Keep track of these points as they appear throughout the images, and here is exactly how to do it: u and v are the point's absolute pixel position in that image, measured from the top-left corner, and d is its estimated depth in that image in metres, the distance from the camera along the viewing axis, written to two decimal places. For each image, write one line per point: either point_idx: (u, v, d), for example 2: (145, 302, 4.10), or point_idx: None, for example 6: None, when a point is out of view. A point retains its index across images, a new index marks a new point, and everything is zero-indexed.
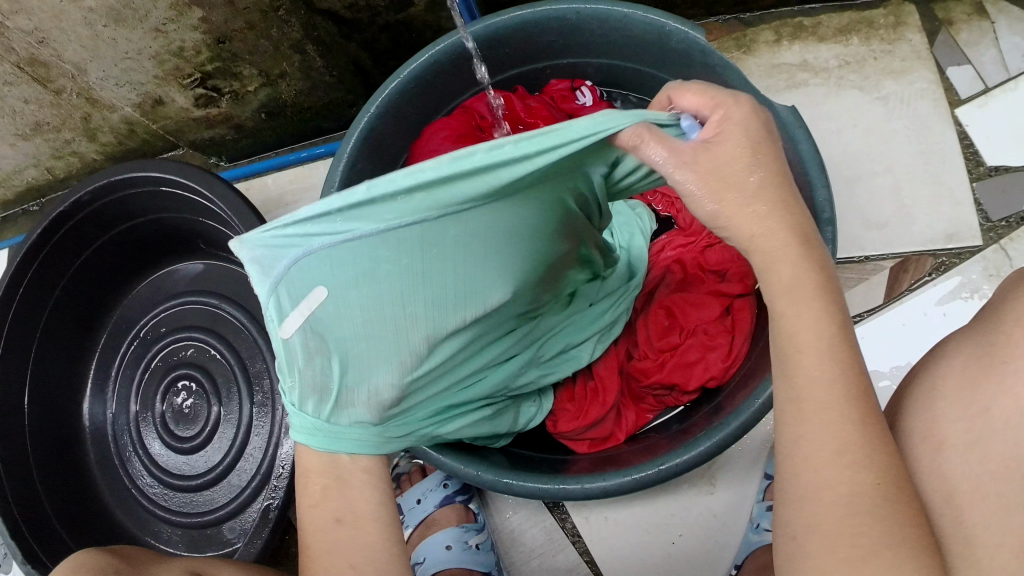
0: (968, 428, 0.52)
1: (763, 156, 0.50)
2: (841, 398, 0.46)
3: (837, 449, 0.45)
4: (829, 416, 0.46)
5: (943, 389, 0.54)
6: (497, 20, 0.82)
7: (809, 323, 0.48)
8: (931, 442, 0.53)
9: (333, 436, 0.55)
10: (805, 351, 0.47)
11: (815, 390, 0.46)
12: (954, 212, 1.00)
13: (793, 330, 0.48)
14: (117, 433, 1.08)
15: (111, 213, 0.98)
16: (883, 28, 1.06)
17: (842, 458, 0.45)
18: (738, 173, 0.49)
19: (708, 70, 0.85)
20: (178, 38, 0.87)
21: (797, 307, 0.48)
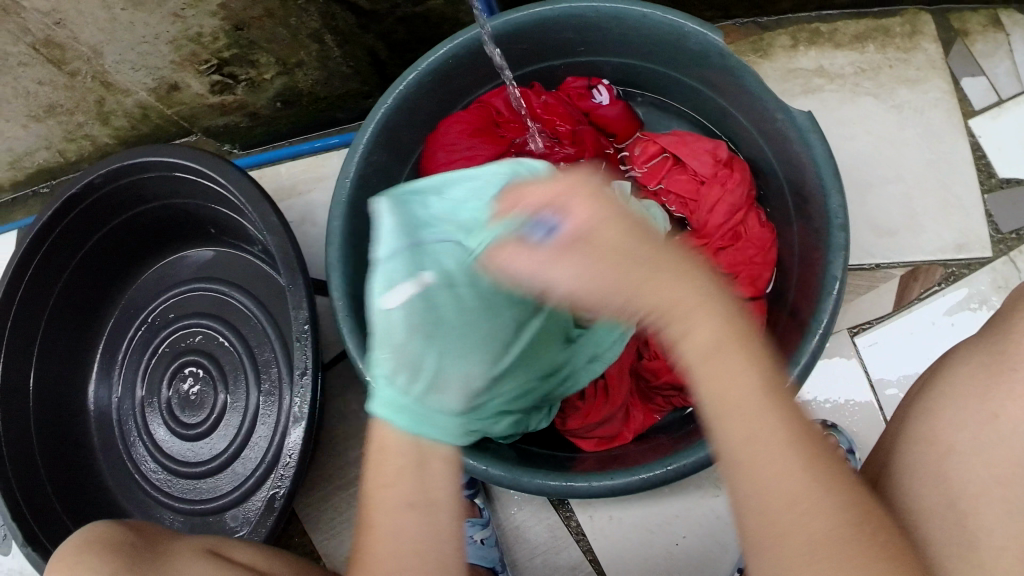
0: (975, 433, 0.52)
1: (636, 255, 0.40)
2: (785, 446, 0.39)
3: (799, 507, 0.38)
4: (776, 468, 0.38)
5: (952, 396, 0.54)
6: (516, 15, 0.82)
7: (731, 366, 0.40)
8: (936, 447, 0.53)
9: (418, 414, 0.48)
10: (730, 407, 0.40)
11: (758, 445, 0.39)
12: (964, 222, 1.00)
13: (712, 389, 0.40)
14: (122, 418, 1.08)
15: (124, 197, 0.98)
16: (899, 36, 1.07)
17: (804, 517, 0.38)
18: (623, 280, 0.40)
19: (725, 73, 0.85)
20: (195, 23, 0.87)
21: (711, 357, 0.40)
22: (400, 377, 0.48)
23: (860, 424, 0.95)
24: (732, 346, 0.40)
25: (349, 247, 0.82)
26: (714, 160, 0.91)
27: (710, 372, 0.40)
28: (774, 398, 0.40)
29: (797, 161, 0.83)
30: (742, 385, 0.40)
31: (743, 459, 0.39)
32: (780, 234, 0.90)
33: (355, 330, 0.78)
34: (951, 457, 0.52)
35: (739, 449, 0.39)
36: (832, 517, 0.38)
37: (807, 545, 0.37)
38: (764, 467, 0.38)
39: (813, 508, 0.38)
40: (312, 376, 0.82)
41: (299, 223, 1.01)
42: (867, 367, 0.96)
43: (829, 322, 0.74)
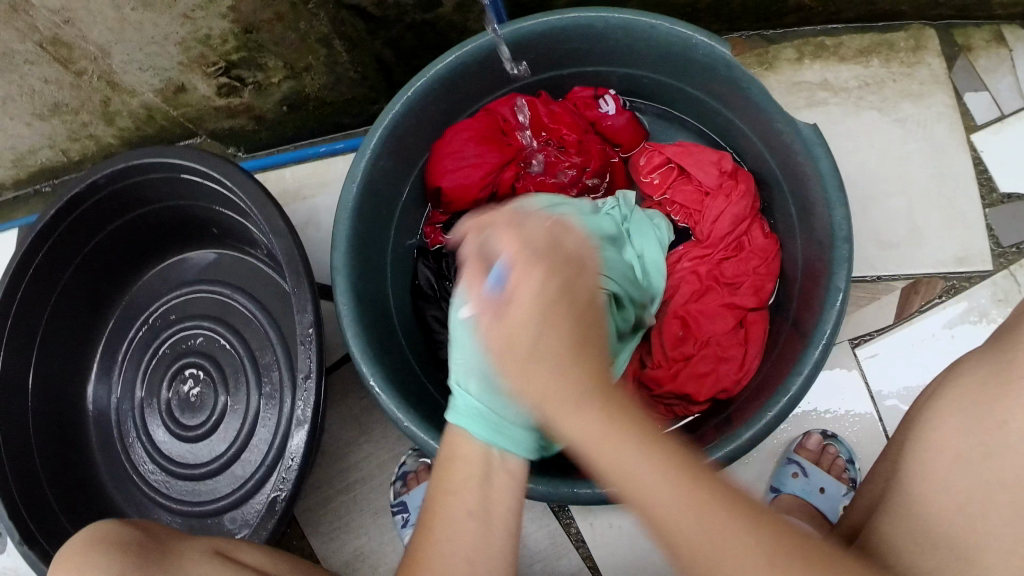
0: (983, 440, 0.52)
1: (556, 314, 0.48)
2: (650, 459, 0.43)
3: (694, 520, 0.41)
4: (676, 516, 0.41)
5: (960, 404, 0.54)
6: (527, 24, 0.83)
7: (610, 448, 0.44)
8: (947, 454, 0.53)
9: (493, 424, 0.56)
10: (609, 451, 0.44)
11: (636, 483, 0.42)
12: (965, 236, 1.01)
13: (584, 435, 0.44)
14: (121, 419, 1.08)
15: (128, 197, 0.97)
16: (903, 51, 1.07)
17: (703, 534, 0.40)
18: (534, 343, 0.47)
19: (732, 85, 0.85)
20: (205, 25, 0.87)
21: (576, 419, 0.45)
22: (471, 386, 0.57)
23: (858, 433, 0.95)
24: (586, 406, 0.45)
25: (354, 252, 0.82)
26: (719, 171, 0.91)
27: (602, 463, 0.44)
28: (645, 439, 0.44)
29: (803, 173, 0.83)
30: (626, 452, 0.43)
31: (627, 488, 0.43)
32: (783, 246, 0.91)
33: (360, 335, 0.78)
34: (960, 463, 0.52)
35: (628, 495, 0.43)
36: (721, 530, 0.40)
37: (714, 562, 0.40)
38: (653, 496, 0.42)
39: (695, 517, 0.41)
40: (315, 379, 0.82)
41: (303, 226, 1.01)
42: (867, 379, 0.97)
43: (832, 332, 0.75)
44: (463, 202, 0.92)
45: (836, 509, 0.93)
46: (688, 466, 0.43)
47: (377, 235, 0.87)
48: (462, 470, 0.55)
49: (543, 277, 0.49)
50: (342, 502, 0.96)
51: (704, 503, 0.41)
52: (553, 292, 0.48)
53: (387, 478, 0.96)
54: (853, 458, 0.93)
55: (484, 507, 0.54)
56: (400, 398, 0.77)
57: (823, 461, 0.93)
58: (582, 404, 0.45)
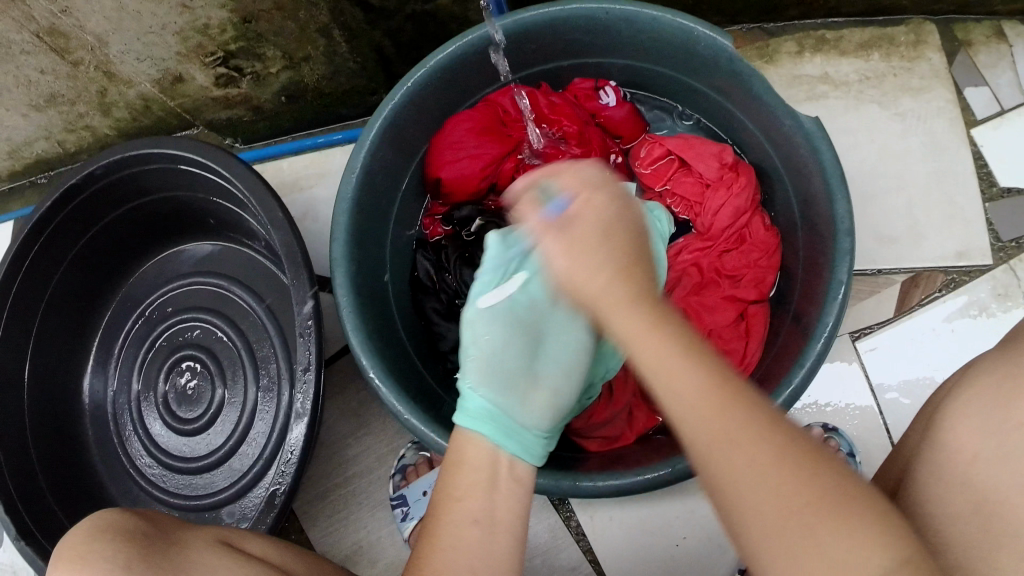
0: (999, 442, 0.51)
1: (601, 242, 0.51)
2: (687, 372, 0.42)
3: (720, 429, 0.40)
4: (705, 422, 0.40)
5: (977, 405, 0.53)
6: (526, 15, 0.82)
7: (650, 343, 0.44)
8: (965, 455, 0.53)
9: (505, 429, 0.58)
10: (649, 345, 0.44)
11: (674, 386, 0.42)
12: (965, 230, 1.00)
13: (630, 330, 0.46)
14: (118, 412, 1.07)
15: (125, 189, 0.97)
16: (904, 45, 1.07)
17: (717, 438, 0.40)
18: (592, 258, 0.50)
19: (733, 77, 0.85)
20: (203, 15, 0.87)
21: (631, 327, 0.46)
22: (482, 393, 0.59)
23: (859, 427, 0.95)
24: (645, 315, 0.46)
25: (353, 243, 0.81)
26: (720, 164, 0.91)
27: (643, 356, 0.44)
28: (688, 349, 0.43)
29: (805, 166, 0.83)
30: (665, 350, 0.43)
31: (662, 393, 0.43)
32: (784, 238, 0.90)
33: (360, 327, 0.77)
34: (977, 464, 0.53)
35: (666, 400, 0.42)
36: (744, 437, 0.39)
37: (731, 472, 0.39)
38: (681, 398, 0.41)
39: (719, 427, 0.40)
40: (315, 372, 0.81)
41: (302, 218, 1.00)
42: (868, 372, 0.96)
43: (834, 326, 0.75)
44: (464, 193, 0.92)
45: None
46: (729, 378, 0.42)
47: (376, 225, 0.87)
48: (470, 475, 0.55)
49: (604, 201, 0.54)
50: (340, 495, 0.95)
51: (730, 409, 0.40)
52: (606, 213, 0.53)
53: (385, 471, 0.96)
54: (854, 451, 0.91)
55: (485, 494, 0.54)
56: (400, 390, 0.76)
57: None
58: (633, 313, 0.46)
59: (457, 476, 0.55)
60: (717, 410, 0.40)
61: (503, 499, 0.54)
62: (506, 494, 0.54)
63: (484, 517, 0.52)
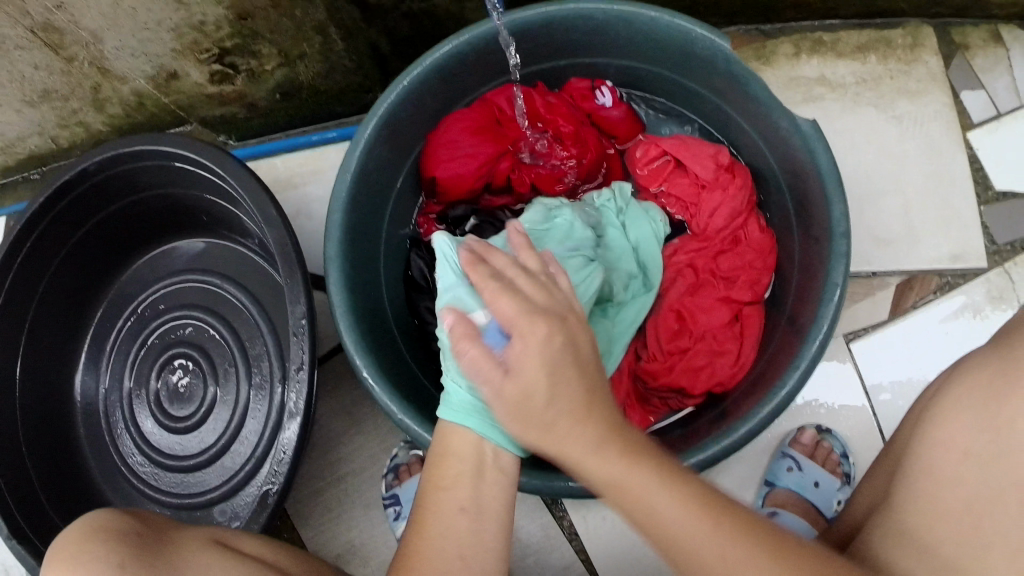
0: (990, 439, 0.53)
1: (562, 373, 0.48)
2: (679, 505, 0.46)
3: (708, 546, 0.45)
4: (712, 552, 0.45)
5: (965, 404, 0.55)
6: (526, 13, 0.82)
7: (632, 479, 0.47)
8: (954, 452, 0.54)
9: (492, 420, 0.57)
10: (630, 489, 0.47)
11: (652, 512, 0.46)
12: (960, 233, 1.00)
13: (610, 479, 0.48)
14: (108, 409, 1.06)
15: (118, 185, 0.96)
16: (901, 48, 1.07)
17: (726, 570, 0.44)
18: (542, 385, 0.48)
19: (730, 78, 0.85)
20: (199, 12, 0.86)
21: (584, 452, 0.48)
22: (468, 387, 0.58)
23: (851, 428, 0.94)
24: (611, 458, 0.48)
25: (348, 241, 0.81)
26: (716, 165, 0.90)
27: (629, 506, 0.47)
28: (659, 475, 0.47)
29: (801, 169, 0.83)
30: (649, 490, 0.47)
31: (653, 527, 0.46)
32: (779, 239, 0.91)
33: (353, 326, 0.77)
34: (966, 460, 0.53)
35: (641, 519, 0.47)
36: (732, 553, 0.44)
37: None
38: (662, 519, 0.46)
39: (726, 554, 0.44)
40: (308, 371, 0.81)
41: (295, 215, 1.00)
42: (862, 373, 0.96)
43: (828, 329, 0.74)
44: (459, 192, 0.92)
45: (830, 505, 0.91)
46: (709, 499, 0.47)
47: (370, 223, 0.86)
48: (455, 467, 0.54)
49: (553, 346, 0.48)
50: (332, 492, 0.95)
51: (715, 523, 0.45)
52: (549, 352, 0.48)
53: (378, 470, 0.95)
54: (847, 451, 0.93)
55: (472, 486, 0.53)
56: (393, 388, 0.76)
57: (817, 455, 0.92)
58: (581, 434, 0.48)
59: (444, 465, 0.54)
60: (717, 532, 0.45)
61: (491, 494, 0.53)
62: (497, 491, 0.54)
63: (471, 505, 0.52)
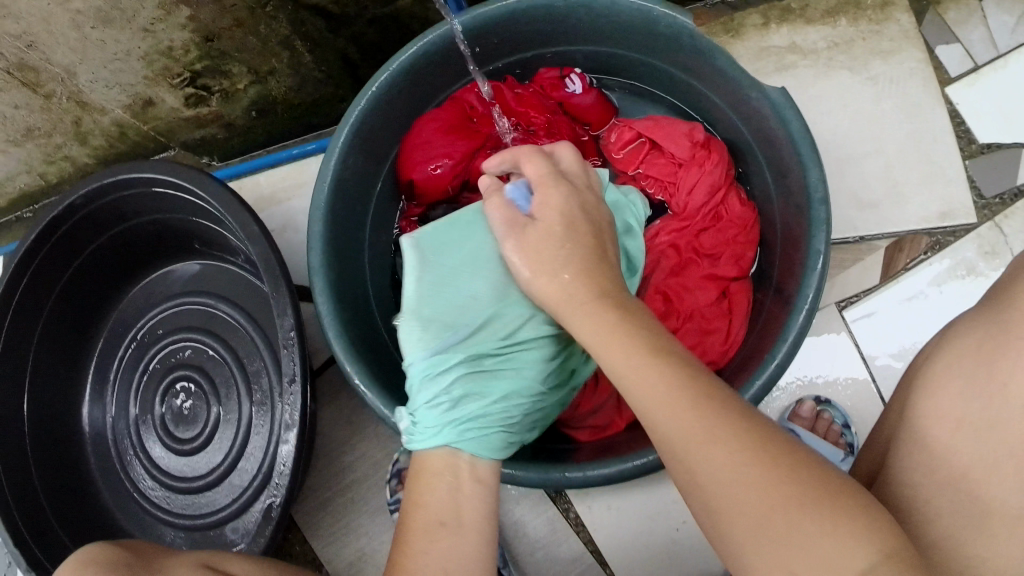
0: (984, 404, 0.55)
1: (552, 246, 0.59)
2: (677, 400, 0.45)
3: (699, 437, 0.44)
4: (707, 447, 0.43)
5: (961, 371, 0.57)
6: (484, 10, 0.82)
7: (658, 394, 0.46)
8: (948, 424, 0.56)
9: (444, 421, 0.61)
10: (654, 406, 0.46)
11: (668, 422, 0.45)
12: (946, 189, 1.00)
13: (633, 376, 0.48)
14: (118, 436, 1.08)
15: (106, 216, 0.97)
16: (870, 8, 1.06)
17: (698, 438, 0.44)
18: (558, 256, 0.58)
19: (697, 54, 0.85)
20: (166, 37, 0.88)
21: (629, 375, 0.49)
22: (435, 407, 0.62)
23: (853, 398, 0.95)
24: (648, 364, 0.48)
25: (330, 252, 0.82)
26: (692, 143, 0.90)
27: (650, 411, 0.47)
28: (692, 392, 0.46)
29: (775, 139, 0.83)
30: (668, 401, 0.46)
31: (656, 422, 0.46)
32: (760, 212, 0.91)
33: (342, 335, 0.78)
34: (962, 430, 0.55)
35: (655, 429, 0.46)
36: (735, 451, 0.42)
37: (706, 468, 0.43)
38: (676, 426, 0.45)
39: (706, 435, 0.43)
40: (301, 384, 0.82)
41: (281, 231, 1.01)
42: (857, 340, 0.96)
43: (815, 296, 0.75)
44: (437, 193, 0.92)
45: (834, 477, 0.91)
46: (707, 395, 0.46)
47: (350, 231, 0.87)
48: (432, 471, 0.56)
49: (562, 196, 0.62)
50: (339, 502, 0.96)
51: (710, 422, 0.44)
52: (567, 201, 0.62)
53: (381, 476, 0.96)
54: (848, 422, 0.92)
55: None
56: (385, 392, 0.77)
57: (817, 428, 0.92)
58: (632, 361, 0.49)
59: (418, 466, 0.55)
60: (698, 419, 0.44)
61: (468, 500, 0.57)
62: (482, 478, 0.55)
63: (450, 519, 0.55)
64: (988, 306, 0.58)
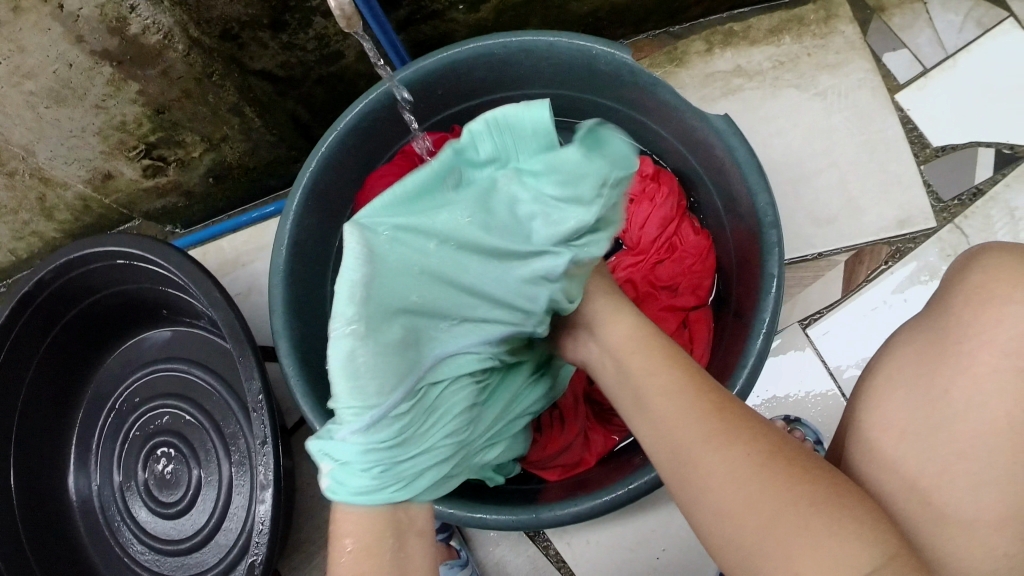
0: (928, 412, 0.55)
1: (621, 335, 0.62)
2: (694, 402, 0.52)
3: (710, 437, 0.50)
4: (714, 433, 0.50)
5: (904, 379, 0.57)
6: (424, 62, 0.84)
7: (668, 391, 0.54)
8: (892, 434, 0.56)
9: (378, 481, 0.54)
10: (658, 388, 0.55)
11: (688, 429, 0.51)
12: (902, 197, 1.01)
13: (644, 379, 0.56)
14: (105, 504, 1.08)
15: (74, 290, 0.98)
16: (814, 23, 1.06)
17: (704, 434, 0.50)
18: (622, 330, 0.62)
19: (637, 88, 0.86)
20: (119, 112, 0.89)
21: (650, 380, 0.55)
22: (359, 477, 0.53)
23: (823, 414, 0.95)
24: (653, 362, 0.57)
25: (292, 314, 0.83)
26: (640, 176, 0.91)
27: (650, 400, 0.55)
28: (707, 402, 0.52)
29: (721, 165, 0.84)
30: (676, 393, 0.54)
31: (660, 421, 0.53)
32: (715, 239, 0.92)
33: (309, 396, 0.79)
34: (907, 440, 0.55)
35: (661, 421, 0.53)
36: (740, 460, 0.48)
37: (710, 461, 0.49)
38: (681, 430, 0.51)
39: (719, 436, 0.50)
40: (272, 445, 0.83)
41: (246, 293, 1.02)
42: (823, 355, 0.97)
43: (771, 320, 0.76)
44: None
45: None
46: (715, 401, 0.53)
47: (310, 293, 0.88)
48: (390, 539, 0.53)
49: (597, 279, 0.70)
50: (324, 556, 0.97)
51: (721, 424, 0.50)
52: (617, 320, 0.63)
53: None
54: (821, 438, 0.92)
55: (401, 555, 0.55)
56: None
57: None
58: (659, 373, 0.56)
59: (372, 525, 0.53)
60: (705, 411, 0.51)
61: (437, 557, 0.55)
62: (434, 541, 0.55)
63: None
64: (925, 315, 0.60)
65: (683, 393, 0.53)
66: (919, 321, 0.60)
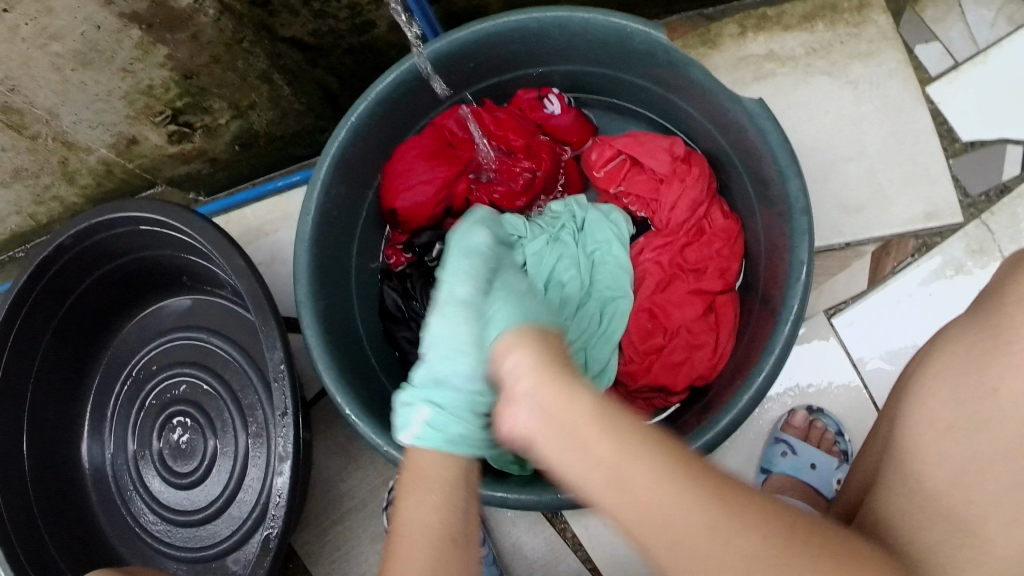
0: (974, 408, 0.54)
1: None
2: (649, 470, 0.43)
3: (674, 515, 0.42)
4: (678, 510, 0.42)
5: (951, 372, 0.56)
6: (457, 35, 0.83)
7: (635, 466, 0.43)
8: (937, 429, 0.54)
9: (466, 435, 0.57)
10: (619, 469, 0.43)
11: (655, 508, 0.42)
12: (931, 190, 1.00)
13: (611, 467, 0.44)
14: (118, 473, 1.08)
15: (94, 255, 0.98)
16: (847, 11, 1.06)
17: (666, 512, 0.42)
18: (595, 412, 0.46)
19: (671, 68, 0.85)
20: (146, 76, 0.88)
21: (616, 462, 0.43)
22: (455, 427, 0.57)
23: (846, 406, 0.95)
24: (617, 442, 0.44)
25: (316, 283, 0.82)
26: (672, 157, 0.90)
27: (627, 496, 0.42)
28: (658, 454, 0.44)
29: (753, 148, 0.83)
30: (645, 470, 0.43)
31: (631, 507, 0.43)
32: (743, 223, 0.91)
33: (331, 366, 0.78)
34: (952, 435, 0.54)
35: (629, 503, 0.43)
36: (721, 540, 0.41)
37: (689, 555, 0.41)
38: (648, 515, 0.42)
39: (686, 514, 0.41)
40: (292, 416, 0.82)
41: (269, 262, 1.02)
42: (847, 346, 0.96)
43: (800, 308, 0.75)
44: (421, 220, 0.93)
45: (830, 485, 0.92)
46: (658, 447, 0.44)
47: (335, 264, 0.87)
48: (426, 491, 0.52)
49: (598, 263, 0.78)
50: (337, 529, 0.96)
51: (680, 489, 0.42)
52: None
53: (378, 503, 0.97)
54: (842, 429, 0.93)
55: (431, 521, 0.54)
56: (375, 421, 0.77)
57: (811, 436, 0.93)
58: (609, 440, 0.44)
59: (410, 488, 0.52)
60: (664, 482, 0.42)
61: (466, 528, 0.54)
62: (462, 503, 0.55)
63: None
64: (974, 315, 0.58)
65: (650, 456, 0.43)
66: (967, 321, 0.58)
